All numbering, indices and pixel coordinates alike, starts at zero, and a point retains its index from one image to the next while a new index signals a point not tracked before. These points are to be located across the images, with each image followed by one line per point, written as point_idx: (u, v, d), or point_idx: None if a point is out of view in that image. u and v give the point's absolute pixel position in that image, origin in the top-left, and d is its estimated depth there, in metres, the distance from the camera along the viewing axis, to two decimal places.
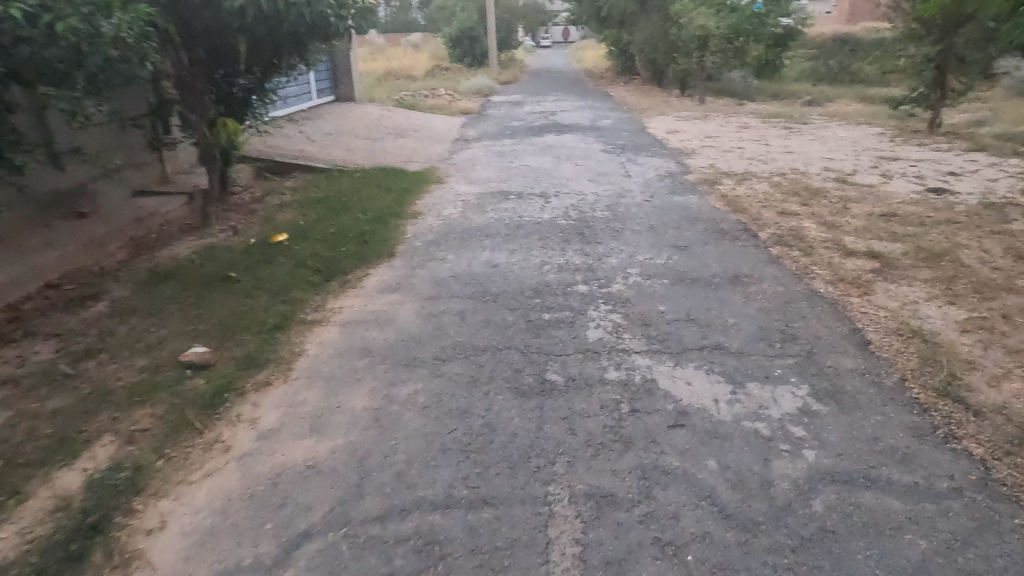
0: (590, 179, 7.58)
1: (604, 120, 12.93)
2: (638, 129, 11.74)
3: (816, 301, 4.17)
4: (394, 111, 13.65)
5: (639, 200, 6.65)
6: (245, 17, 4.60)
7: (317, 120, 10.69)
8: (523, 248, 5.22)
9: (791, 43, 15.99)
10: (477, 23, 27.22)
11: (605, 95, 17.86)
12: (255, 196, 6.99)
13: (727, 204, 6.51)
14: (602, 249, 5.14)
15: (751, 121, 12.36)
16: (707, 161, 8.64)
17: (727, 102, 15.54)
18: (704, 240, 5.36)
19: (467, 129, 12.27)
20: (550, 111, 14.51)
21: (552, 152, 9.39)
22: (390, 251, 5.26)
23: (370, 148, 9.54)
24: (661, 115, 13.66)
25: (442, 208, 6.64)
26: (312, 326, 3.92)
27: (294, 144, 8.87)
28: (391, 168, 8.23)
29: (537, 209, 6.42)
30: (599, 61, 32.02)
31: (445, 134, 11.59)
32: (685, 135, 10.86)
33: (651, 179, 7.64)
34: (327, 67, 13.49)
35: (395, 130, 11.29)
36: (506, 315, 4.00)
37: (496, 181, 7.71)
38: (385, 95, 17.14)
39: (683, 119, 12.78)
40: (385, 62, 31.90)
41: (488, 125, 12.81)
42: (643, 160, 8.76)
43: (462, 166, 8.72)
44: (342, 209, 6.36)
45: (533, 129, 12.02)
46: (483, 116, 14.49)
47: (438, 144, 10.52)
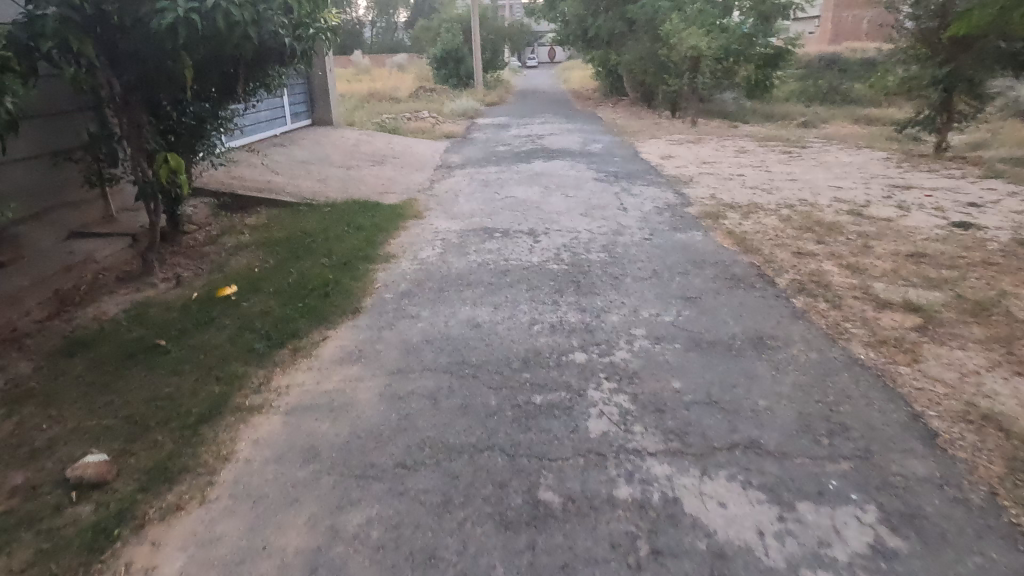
0: (582, 214, 6.92)
1: (595, 144, 12.35)
2: (631, 154, 11.15)
3: (859, 374, 3.49)
4: (373, 136, 12.99)
5: (637, 239, 5.99)
6: (177, 40, 3.89)
7: (289, 147, 10.00)
8: (509, 302, 4.52)
9: (783, 63, 15.56)
10: (461, 43, 26.78)
11: (594, 117, 17.34)
12: (209, 237, 6.25)
13: (736, 243, 5.87)
14: (600, 302, 4.46)
15: (748, 145, 11.83)
16: (708, 191, 8.03)
17: (720, 124, 15.05)
18: (716, 290, 4.69)
19: (450, 155, 11.63)
20: (538, 135, 13.92)
21: (541, 181, 8.74)
22: (355, 306, 4.54)
23: (344, 178, 8.84)
24: (653, 138, 13.11)
25: (420, 249, 5.94)
26: (248, 415, 3.17)
27: (260, 175, 8.15)
28: (364, 202, 7.53)
29: (525, 249, 5.74)
30: (586, 81, 31.68)
31: (426, 160, 10.93)
32: (681, 161, 10.28)
33: (649, 213, 7.00)
34: (303, 90, 12.83)
35: (373, 157, 10.61)
36: (488, 397, 3.28)
37: (480, 216, 7.03)
38: (366, 118, 16.49)
39: (677, 143, 12.23)
40: (369, 84, 31.37)
41: (472, 150, 12.17)
42: (638, 190, 8.13)
43: (443, 199, 8.04)
44: (306, 252, 5.64)
45: (519, 155, 11.40)
46: (468, 140, 13.86)
47: (419, 172, 9.84)
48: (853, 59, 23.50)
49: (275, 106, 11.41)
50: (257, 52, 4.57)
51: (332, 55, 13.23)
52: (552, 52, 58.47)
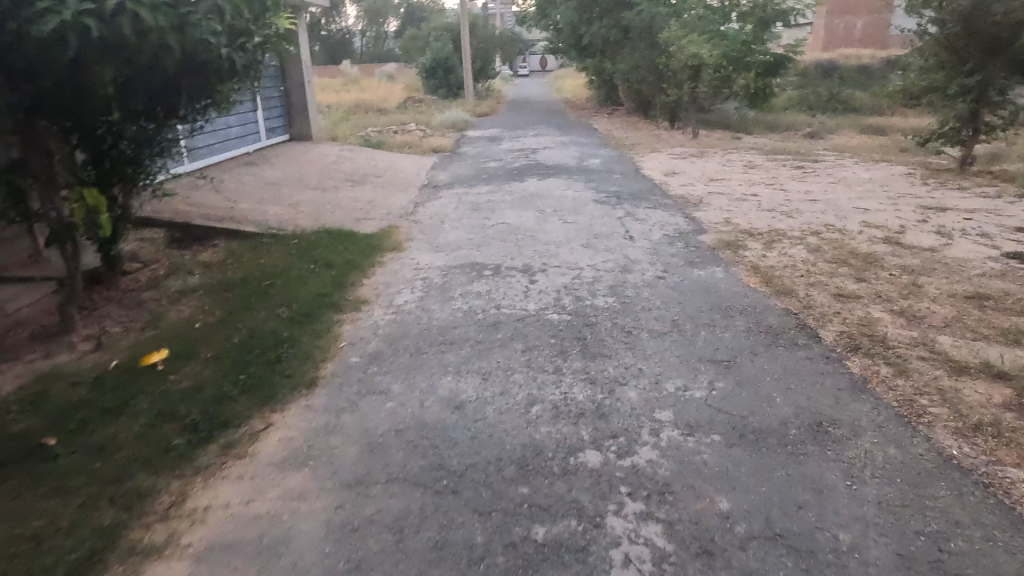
0: (583, 245, 6.10)
1: (592, 159, 11.56)
2: (631, 170, 10.37)
3: (961, 481, 2.67)
4: (354, 152, 12.14)
5: (648, 278, 5.17)
6: (70, 50, 3.04)
7: (260, 169, 9.17)
8: (501, 369, 3.68)
9: (783, 71, 14.89)
10: (451, 52, 26.04)
11: (589, 129, 16.58)
12: (153, 278, 5.41)
13: (764, 282, 5.07)
14: (612, 369, 3.63)
15: (756, 160, 11.07)
16: (721, 215, 7.23)
17: (722, 136, 14.30)
18: (752, 349, 3.87)
19: (436, 173, 10.79)
20: (531, 149, 13.14)
21: (535, 204, 7.93)
22: (310, 377, 3.69)
23: (318, 202, 7.99)
24: (654, 152, 12.35)
25: (397, 293, 5.09)
26: (143, 565, 2.31)
27: (222, 201, 7.30)
28: (337, 232, 6.69)
29: (519, 293, 4.90)
30: (578, 90, 31.00)
31: (411, 179, 10.11)
32: (686, 179, 9.51)
33: (658, 243, 6.19)
34: (279, 104, 12.01)
35: (352, 176, 9.78)
36: (473, 528, 2.44)
37: (468, 248, 6.19)
38: (349, 132, 15.68)
39: (679, 158, 11.47)
40: (357, 94, 30.60)
41: (461, 167, 11.37)
42: (644, 214, 7.31)
43: (427, 226, 7.21)
44: (261, 299, 4.79)
45: (512, 172, 10.59)
46: (457, 155, 13.06)
47: (402, 193, 9.00)
48: (851, 67, 22.93)
49: (246, 120, 10.56)
50: (183, 62, 3.73)
51: (310, 65, 12.39)
52: (543, 60, 57.88)
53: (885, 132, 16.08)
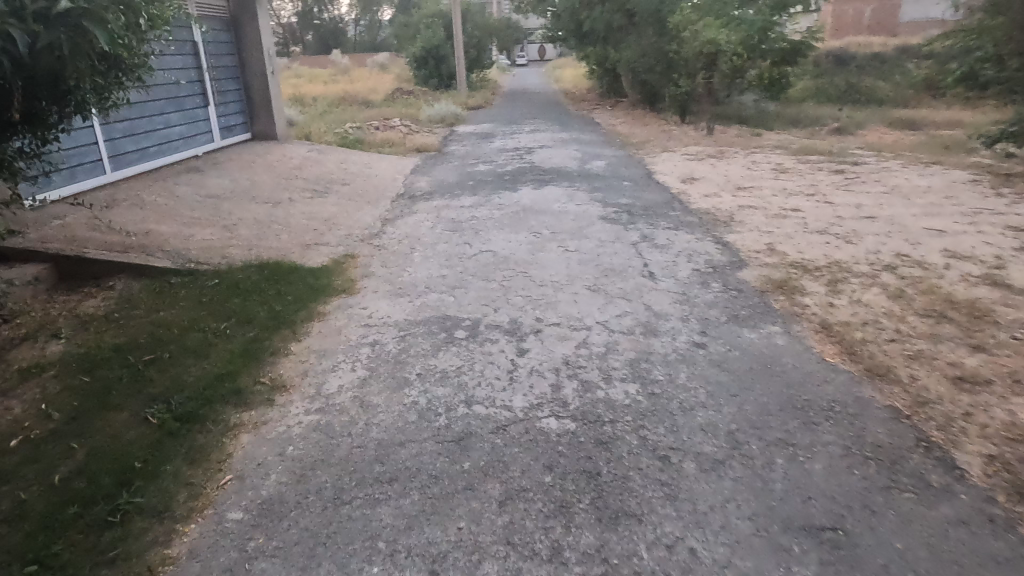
0: (588, 287, 4.67)
1: (595, 160, 10.12)
2: (641, 175, 8.93)
3: None
4: (325, 153, 10.66)
5: (682, 347, 3.72)
6: None
7: (203, 181, 7.76)
8: (462, 550, 2.25)
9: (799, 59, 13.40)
10: (443, 40, 24.52)
11: (591, 124, 15.12)
12: (5, 342, 3.97)
13: (844, 354, 3.64)
14: (646, 554, 2.20)
15: (785, 163, 9.60)
16: (762, 240, 5.80)
17: (740, 133, 12.82)
18: (864, 501, 2.44)
19: (416, 179, 9.32)
20: (527, 148, 11.68)
21: (528, 223, 6.48)
22: (147, 562, 2.25)
23: (262, 221, 6.53)
24: (665, 152, 10.91)
25: (332, 370, 3.64)
26: None
27: (139, 226, 5.88)
28: (274, 266, 5.24)
29: (501, 374, 3.46)
30: (578, 81, 29.45)
31: (385, 186, 8.68)
32: (707, 186, 8.09)
33: (687, 283, 4.77)
34: (238, 99, 10.54)
35: (315, 184, 8.33)
36: None
37: (439, 292, 4.74)
38: (327, 129, 14.22)
39: (696, 159, 10.03)
40: (346, 86, 29.12)
41: (446, 171, 9.92)
42: (663, 238, 5.88)
43: (393, 255, 5.76)
44: (131, 388, 3.35)
45: (503, 178, 9.12)
46: (443, 155, 11.60)
47: (372, 206, 7.54)
48: (867, 55, 21.35)
49: (193, 119, 9.09)
50: None
51: (273, 54, 10.89)
52: (541, 49, 56.15)
53: (916, 127, 14.57)
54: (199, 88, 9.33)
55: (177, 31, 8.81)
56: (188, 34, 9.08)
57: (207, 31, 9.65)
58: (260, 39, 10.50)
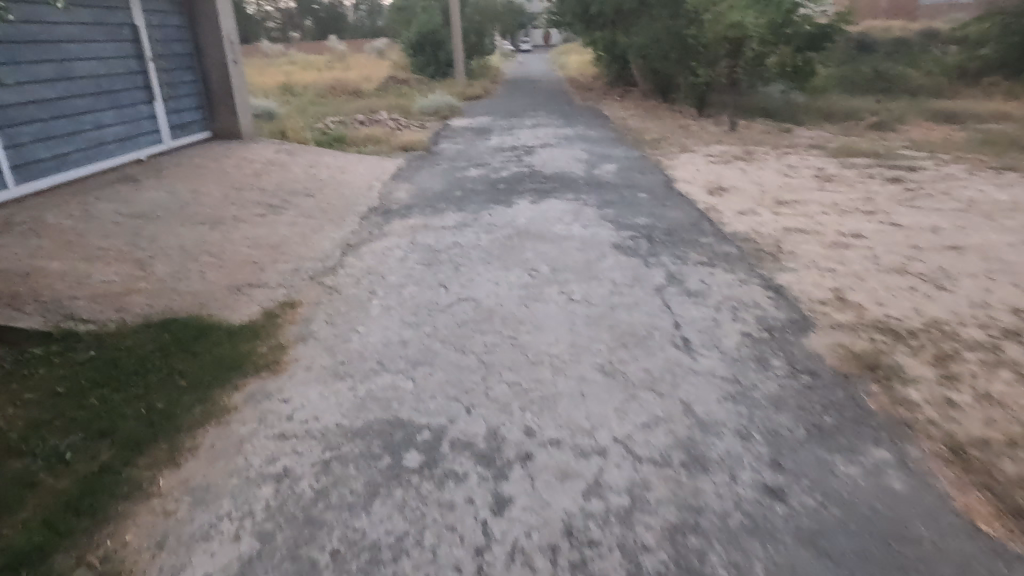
0: (600, 370, 3.35)
1: (604, 163, 8.79)
2: (659, 184, 7.60)
3: None
4: (295, 154, 9.32)
5: (746, 497, 2.41)
6: None
7: (134, 195, 6.46)
8: None
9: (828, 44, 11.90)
10: (441, 25, 23.07)
11: (599, 117, 13.74)
12: None
13: (1003, 514, 2.33)
14: None
15: (827, 168, 8.20)
16: (824, 284, 4.47)
17: (767, 130, 11.40)
18: None
19: (395, 187, 7.97)
20: (526, 147, 10.34)
21: (522, 255, 5.15)
22: None
23: (190, 252, 5.23)
24: (685, 153, 9.56)
25: (204, 537, 2.35)
26: None
27: (21, 262, 4.60)
28: (180, 325, 3.94)
29: (464, 561, 2.16)
30: (583, 68, 27.93)
31: (357, 198, 7.38)
32: (739, 200, 6.76)
33: (736, 359, 3.46)
34: (195, 92, 9.22)
35: (272, 197, 7.01)
36: None
37: (393, 373, 3.44)
38: (306, 123, 12.90)
39: (721, 163, 8.68)
40: (341, 73, 27.69)
41: (432, 176, 8.59)
42: (695, 280, 4.55)
43: (346, 303, 4.45)
44: None
45: (497, 186, 7.76)
46: (432, 156, 10.27)
47: (334, 228, 6.22)
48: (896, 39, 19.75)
49: (133, 117, 7.78)
50: None
51: (236, 40, 9.53)
52: (545, 34, 54.43)
53: (961, 121, 13.05)
54: (142, 81, 8.00)
55: (111, 14, 7.48)
56: (126, 18, 7.76)
57: (153, 13, 8.31)
58: (218, 22, 9.14)
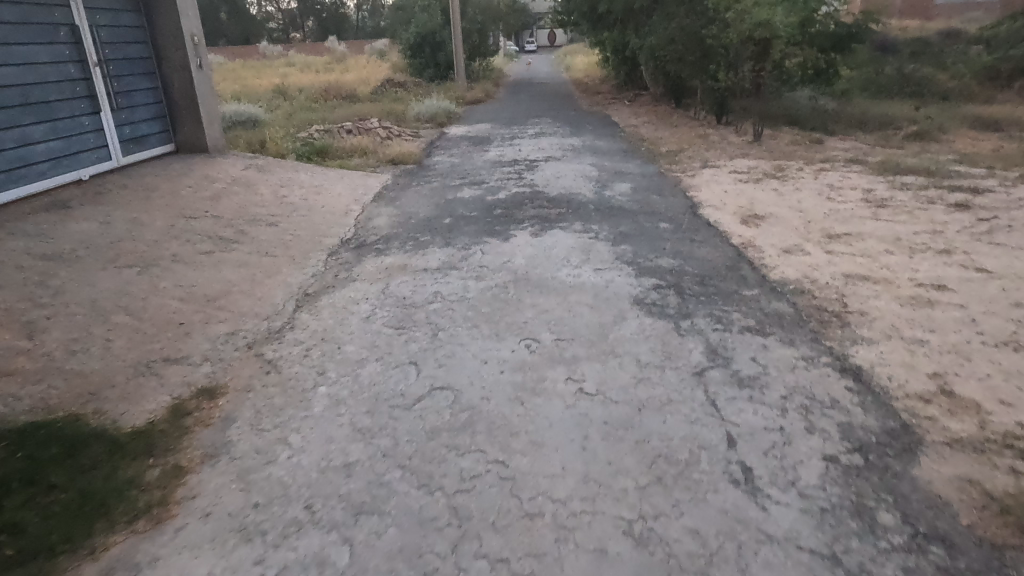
0: (628, 534, 2.25)
1: (616, 182, 7.71)
2: (681, 209, 6.52)
3: None
4: (267, 170, 8.26)
5: None
6: None
7: (57, 227, 5.40)
8: None
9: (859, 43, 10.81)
10: (441, 26, 22.07)
11: (608, 125, 12.68)
12: None
13: None
14: None
15: (875, 190, 7.09)
16: (917, 367, 3.37)
17: (795, 140, 10.31)
18: None
19: (376, 212, 6.92)
20: (528, 161, 9.29)
21: (518, 316, 4.06)
22: None
23: (102, 309, 4.17)
24: (706, 169, 8.48)
25: None
26: None
27: None
28: (45, 435, 2.87)
29: None
30: (590, 70, 26.90)
31: (329, 227, 6.34)
32: (780, 232, 5.69)
33: (826, 510, 2.36)
34: (154, 101, 8.17)
35: (226, 228, 5.96)
36: None
37: (324, 531, 2.35)
38: (290, 133, 11.87)
39: (750, 183, 7.61)
40: (338, 76, 26.70)
41: (419, 197, 7.55)
42: (745, 360, 3.45)
43: (282, 391, 3.36)
44: None
45: (493, 211, 6.68)
46: (423, 171, 9.24)
47: (294, 270, 5.15)
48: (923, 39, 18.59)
49: (73, 130, 6.73)
50: None
51: (202, 41, 8.48)
52: (551, 35, 53.51)
53: (1005, 129, 11.91)
54: (85, 89, 6.95)
55: (43, 12, 6.43)
56: (64, 16, 6.71)
57: (99, 11, 7.26)
58: (178, 20, 8.07)
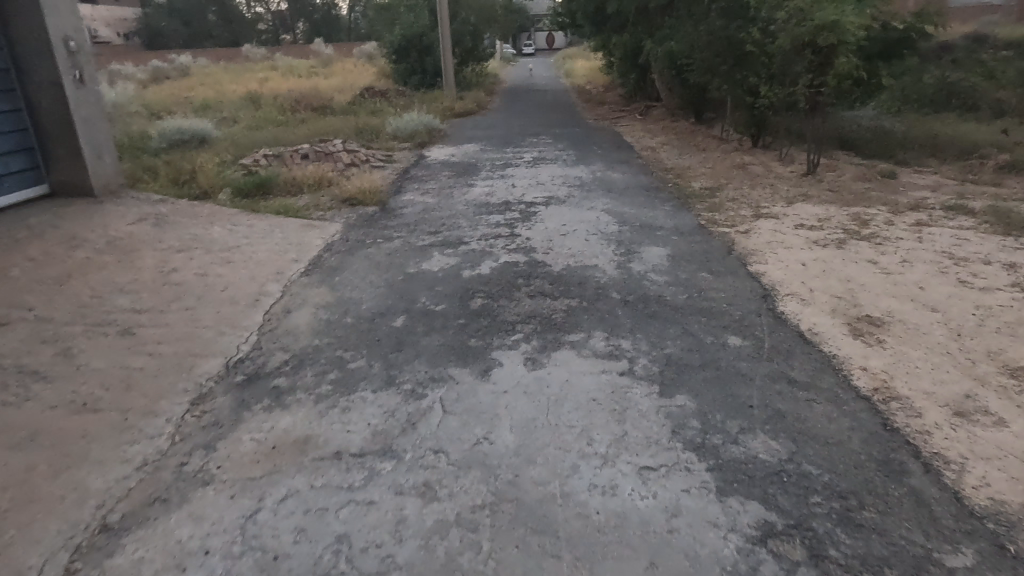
0: None
1: (644, 246, 5.57)
2: (751, 304, 4.36)
3: None
4: (169, 224, 6.10)
5: None
6: None
7: None
8: None
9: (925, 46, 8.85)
10: (428, 28, 20.04)
11: (621, 148, 10.56)
12: None
13: None
14: None
15: (1019, 266, 4.95)
16: None
17: (861, 173, 8.19)
18: None
19: (302, 299, 4.78)
20: (523, 204, 7.16)
21: None
22: None
23: None
24: (761, 222, 6.35)
25: None
26: None
27: None
28: None
29: None
30: (592, 75, 24.83)
31: (221, 332, 4.18)
32: (925, 362, 3.55)
33: None
34: (14, 127, 6.05)
35: (43, 346, 3.78)
36: None
37: None
38: (232, 158, 9.70)
39: (829, 250, 5.47)
40: (318, 82, 24.61)
41: (371, 269, 5.40)
42: None
43: None
44: None
45: (471, 302, 4.54)
46: (387, 216, 7.07)
47: (109, 452, 2.96)
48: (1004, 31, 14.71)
49: None
50: None
51: (83, 46, 6.34)
52: (550, 39, 51.53)
53: None
54: None
55: None
56: None
57: None
58: (42, 19, 5.91)
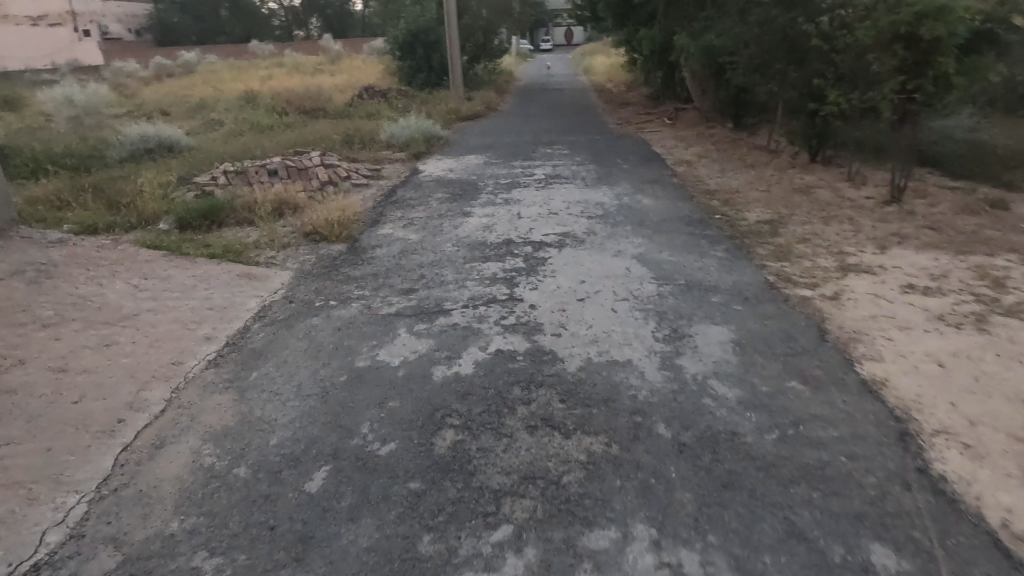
0: None
1: (696, 324, 3.90)
2: (885, 456, 2.69)
3: None
4: (53, 280, 4.56)
5: None
6: None
7: None
8: None
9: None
10: (434, 22, 18.43)
11: (652, 161, 8.87)
12: None
13: None
14: None
15: None
16: None
17: (963, 201, 6.43)
18: None
19: (190, 418, 3.19)
20: (530, 245, 5.51)
21: None
22: None
23: None
24: (851, 279, 4.65)
25: None
26: None
27: None
28: None
29: None
30: (614, 72, 23.07)
31: (29, 499, 2.61)
32: None
33: None
34: None
35: None
36: None
37: None
38: (187, 175, 8.18)
39: (968, 334, 3.77)
40: (322, 79, 23.12)
41: (307, 356, 3.80)
42: None
43: None
44: None
45: (437, 437, 2.92)
46: (354, 261, 5.47)
47: None
48: None
49: None
50: None
51: None
52: (568, 33, 49.69)
53: None
54: None
55: None
56: None
57: None
58: None
